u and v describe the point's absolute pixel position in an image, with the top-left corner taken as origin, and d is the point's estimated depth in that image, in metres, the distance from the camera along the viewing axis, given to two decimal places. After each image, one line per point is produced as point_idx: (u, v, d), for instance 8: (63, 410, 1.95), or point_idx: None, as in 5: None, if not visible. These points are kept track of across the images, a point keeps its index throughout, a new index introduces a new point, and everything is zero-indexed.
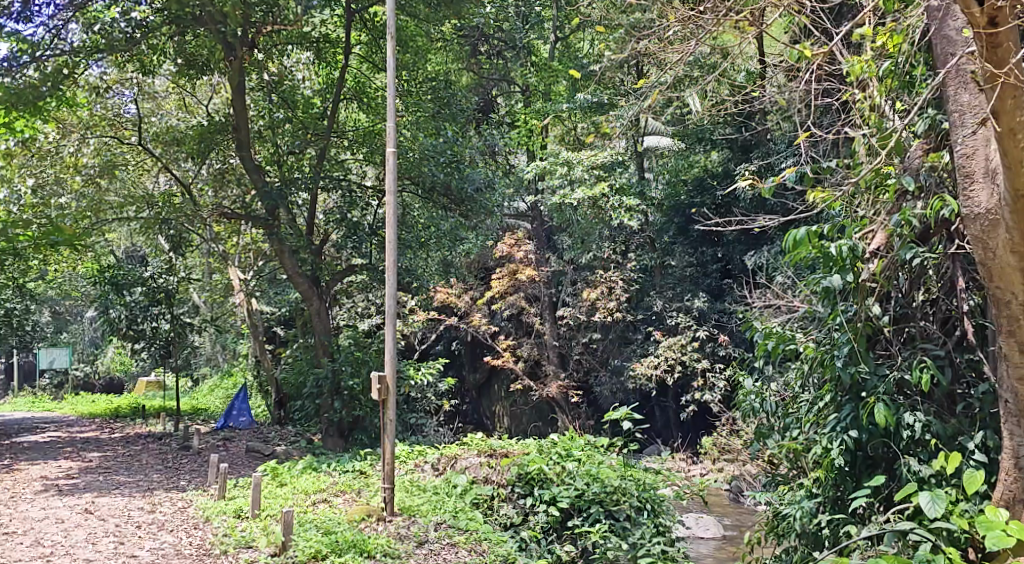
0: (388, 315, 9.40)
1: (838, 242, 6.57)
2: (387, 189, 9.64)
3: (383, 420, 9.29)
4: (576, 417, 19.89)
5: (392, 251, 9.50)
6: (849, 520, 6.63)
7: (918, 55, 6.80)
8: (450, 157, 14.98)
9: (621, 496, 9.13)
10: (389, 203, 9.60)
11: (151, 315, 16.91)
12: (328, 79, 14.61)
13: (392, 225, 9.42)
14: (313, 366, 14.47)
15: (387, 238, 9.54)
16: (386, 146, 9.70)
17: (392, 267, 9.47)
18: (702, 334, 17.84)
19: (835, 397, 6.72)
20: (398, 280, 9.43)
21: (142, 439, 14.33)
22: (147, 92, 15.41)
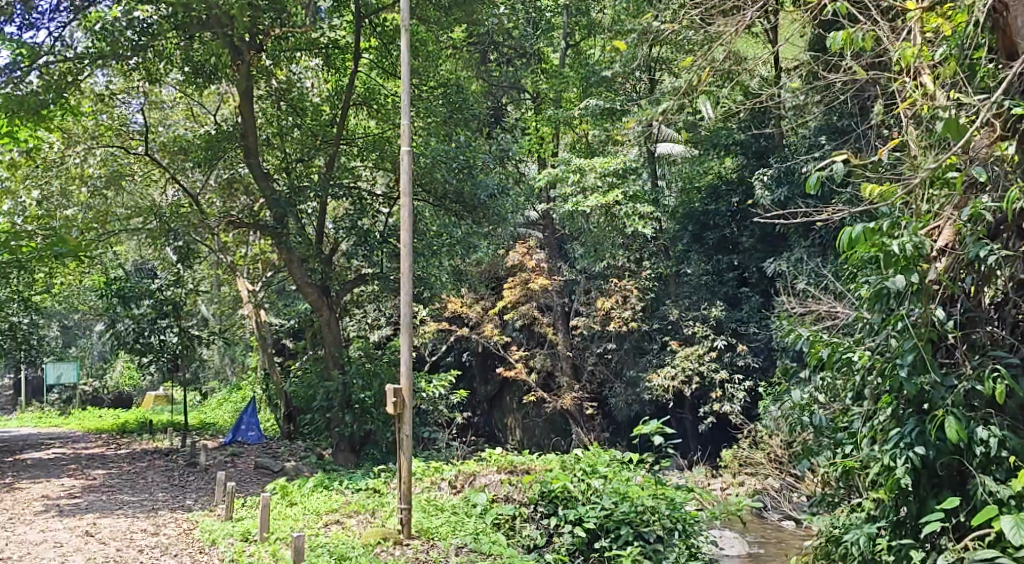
0: (405, 327, 9.06)
1: (902, 239, 6.17)
2: (402, 190, 9.26)
3: (399, 436, 8.88)
4: (591, 429, 19.59)
5: (406, 256, 9.13)
6: (917, 546, 6.23)
7: (982, 37, 6.50)
8: (462, 163, 14.77)
9: (652, 516, 8.69)
10: (404, 206, 9.23)
11: (159, 328, 16.61)
12: (338, 86, 14.31)
13: (406, 229, 9.04)
14: (324, 379, 14.16)
15: (402, 241, 9.19)
16: (401, 145, 9.32)
17: (406, 274, 9.11)
18: (720, 344, 17.47)
19: (896, 410, 6.36)
20: (413, 286, 9.10)
21: (148, 456, 14.04)
22: (154, 101, 15.14)
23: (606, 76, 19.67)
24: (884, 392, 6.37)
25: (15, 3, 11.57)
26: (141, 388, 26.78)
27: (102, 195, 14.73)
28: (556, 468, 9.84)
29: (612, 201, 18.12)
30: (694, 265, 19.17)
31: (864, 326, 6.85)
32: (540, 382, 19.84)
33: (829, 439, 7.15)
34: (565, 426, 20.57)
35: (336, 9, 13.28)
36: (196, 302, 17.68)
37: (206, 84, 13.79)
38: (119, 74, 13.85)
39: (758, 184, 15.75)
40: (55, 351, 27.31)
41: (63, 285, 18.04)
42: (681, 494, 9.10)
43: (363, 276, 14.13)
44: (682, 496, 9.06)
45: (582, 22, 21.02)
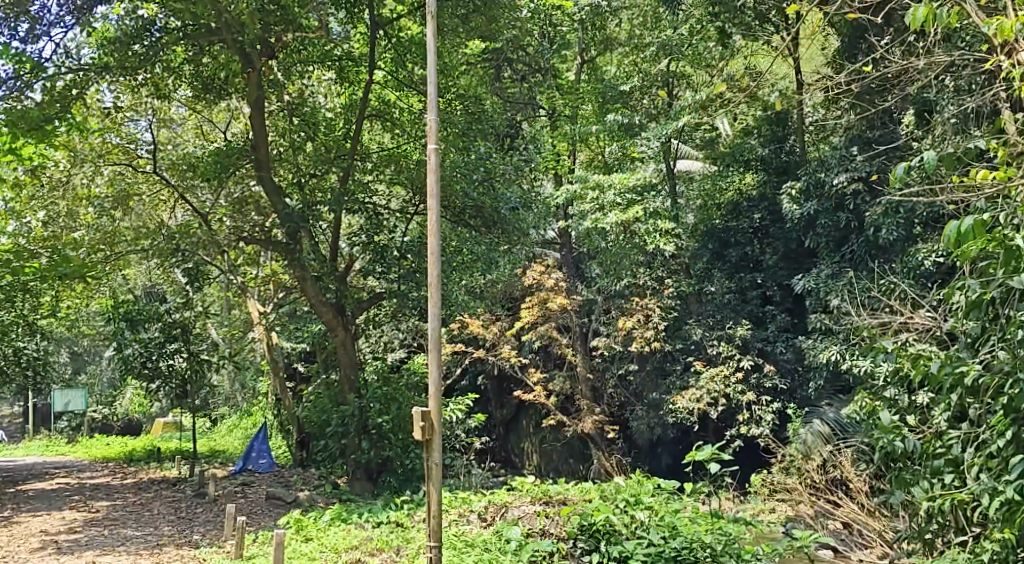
0: (433, 346, 8.41)
1: (1021, 234, 5.87)
2: (429, 194, 8.54)
3: (427, 465, 8.25)
4: (612, 454, 18.99)
5: (435, 267, 8.45)
6: None
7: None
8: (481, 176, 14.55)
9: (705, 553, 8.06)
10: (430, 210, 8.50)
11: (167, 353, 16.04)
12: (350, 99, 13.84)
13: (435, 239, 8.35)
14: (338, 404, 13.65)
15: (429, 250, 8.51)
16: (426, 140, 8.55)
17: (434, 287, 8.44)
18: (746, 364, 16.86)
19: (1016, 432, 5.92)
20: (443, 299, 8.43)
21: (155, 486, 13.50)
22: (163, 119, 14.70)
23: (624, 91, 19.30)
24: (1001, 413, 5.94)
25: (18, 15, 11.21)
26: (151, 415, 26.28)
27: (110, 216, 14.22)
28: (595, 499, 9.36)
29: (631, 217, 17.63)
30: (718, 283, 18.45)
31: (963, 338, 6.63)
32: (559, 405, 19.28)
33: (923, 466, 6.74)
34: (584, 451, 19.88)
35: (348, 20, 12.93)
36: (206, 326, 17.17)
37: (216, 101, 13.52)
38: (126, 90, 13.41)
39: (786, 197, 15.24)
40: (66, 378, 26.81)
41: (71, 309, 17.56)
42: (734, 526, 8.56)
43: (380, 295, 13.59)
44: (733, 529, 8.45)
45: (596, 38, 20.58)
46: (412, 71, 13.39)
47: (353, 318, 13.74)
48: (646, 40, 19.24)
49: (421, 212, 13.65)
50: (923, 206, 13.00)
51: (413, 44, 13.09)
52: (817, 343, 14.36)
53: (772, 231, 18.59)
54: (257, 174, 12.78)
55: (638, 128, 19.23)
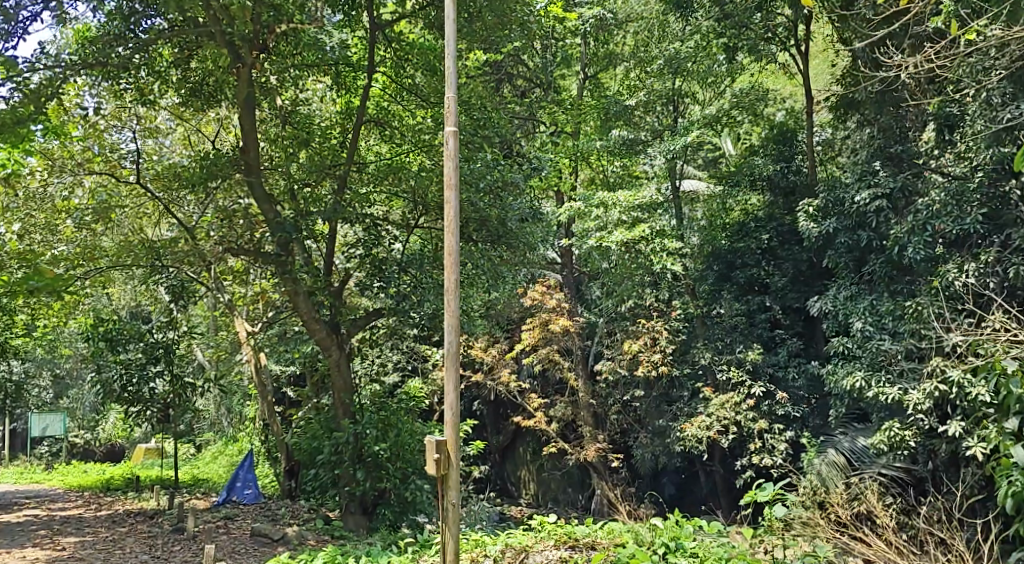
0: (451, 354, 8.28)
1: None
2: (448, 186, 8.52)
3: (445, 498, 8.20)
4: (615, 484, 18.21)
5: (453, 270, 8.40)
6: None
7: None
8: (489, 182, 13.99)
9: None
10: (450, 201, 8.50)
11: (148, 376, 15.17)
12: (346, 106, 13.14)
13: (455, 236, 8.31)
14: (331, 431, 12.83)
15: (448, 246, 8.49)
16: (447, 125, 8.62)
17: (452, 290, 8.36)
18: (758, 392, 16.18)
19: None
20: (463, 302, 8.37)
21: (131, 519, 12.62)
22: (149, 128, 13.92)
23: (629, 107, 18.70)
24: None
25: None
26: (135, 440, 25.44)
27: (91, 229, 13.30)
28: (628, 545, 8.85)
29: (637, 236, 16.93)
30: (727, 305, 17.68)
31: None
32: (560, 432, 18.52)
33: None
34: (583, 480, 19.12)
35: (347, 23, 12.35)
36: (190, 348, 16.31)
37: (205, 109, 12.77)
38: (110, 96, 12.55)
39: (801, 215, 14.63)
40: (46, 402, 25.79)
41: (50, 329, 16.71)
42: None
43: (379, 311, 12.87)
44: None
45: (599, 53, 19.89)
46: (411, 76, 12.71)
47: (348, 337, 13.00)
48: (653, 53, 18.54)
49: (422, 224, 12.91)
50: (951, 225, 12.62)
51: (416, 48, 12.48)
52: (836, 368, 13.59)
53: (781, 252, 17.84)
54: (246, 180, 12.06)
55: (643, 145, 18.59)
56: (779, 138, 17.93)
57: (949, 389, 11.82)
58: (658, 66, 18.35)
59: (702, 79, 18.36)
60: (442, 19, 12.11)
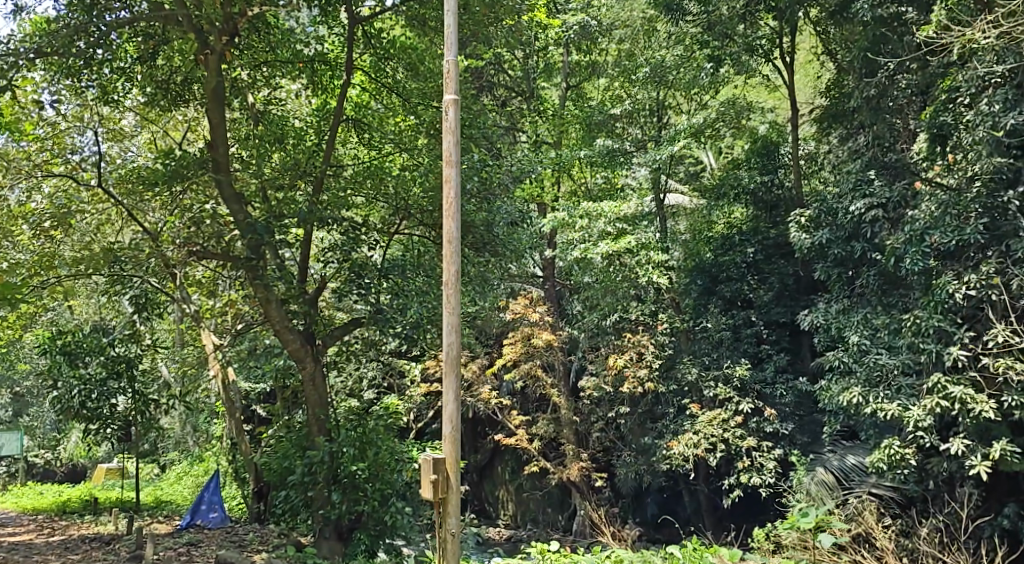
0: (451, 357, 8.32)
1: None
2: (447, 162, 8.55)
3: (451, 496, 8.23)
4: (598, 504, 17.61)
5: (453, 261, 8.41)
6: None
7: None
8: (475, 184, 13.46)
9: None
10: (449, 178, 8.50)
11: (109, 392, 14.36)
12: (323, 105, 12.56)
13: (454, 220, 8.35)
14: (302, 450, 12.15)
15: (447, 232, 8.50)
16: (446, 93, 8.58)
17: (450, 283, 8.39)
18: (746, 408, 15.67)
19: None
20: (463, 293, 8.39)
21: (86, 545, 11.83)
22: (113, 131, 13.18)
23: (613, 116, 18.24)
24: None
25: None
26: (95, 460, 24.62)
27: (48, 236, 12.49)
28: None
29: (623, 248, 16.42)
30: (714, 318, 17.13)
31: None
32: (541, 451, 17.95)
33: None
34: (563, 499, 18.49)
35: (323, 19, 11.84)
36: (155, 363, 15.54)
37: (172, 108, 12.09)
38: (70, 94, 11.81)
39: (794, 225, 14.10)
40: (4, 421, 24.85)
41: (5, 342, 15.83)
42: None
43: (355, 322, 12.23)
44: None
45: (582, 63, 19.49)
46: (392, 75, 12.28)
47: (323, 349, 12.36)
48: (637, 62, 18.05)
49: (403, 230, 12.34)
50: (949, 236, 11.93)
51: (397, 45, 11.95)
52: (831, 384, 13.08)
53: (767, 267, 17.39)
54: (211, 177, 11.37)
55: (626, 156, 18.11)
56: (765, 148, 17.48)
57: (950, 406, 11.22)
58: (642, 75, 17.94)
59: (686, 89, 17.96)
60: (427, 14, 11.58)
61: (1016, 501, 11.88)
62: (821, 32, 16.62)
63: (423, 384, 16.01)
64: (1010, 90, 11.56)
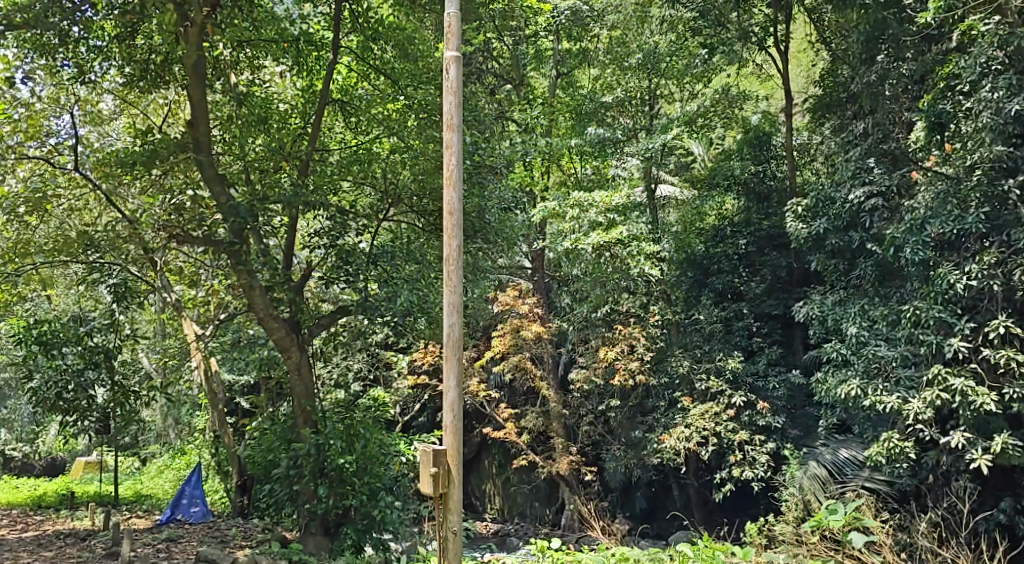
0: (452, 340, 8.10)
1: None
2: (449, 126, 8.26)
3: (454, 498, 7.99)
4: (587, 498, 17.37)
5: (456, 236, 8.19)
6: None
7: None
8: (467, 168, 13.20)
9: None
10: (452, 145, 8.21)
11: (87, 383, 13.96)
12: (309, 86, 12.24)
13: (456, 190, 8.10)
14: (287, 444, 11.82)
15: (448, 203, 8.25)
16: (449, 58, 8.28)
17: (452, 260, 8.17)
18: (739, 401, 15.40)
19: None
20: (465, 270, 8.16)
21: (61, 541, 11.46)
22: (92, 113, 12.79)
23: (604, 105, 17.95)
24: None
25: None
26: (75, 452, 24.24)
27: (23, 222, 12.11)
28: None
29: (614, 239, 16.13)
30: (706, 311, 16.87)
31: None
32: (530, 444, 17.67)
33: None
34: (551, 494, 18.23)
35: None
36: (135, 353, 15.16)
37: (151, 90, 11.72)
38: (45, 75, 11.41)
39: (790, 215, 13.79)
40: None
41: None
42: None
43: (342, 311, 11.92)
44: None
45: (573, 49, 19.01)
46: (381, 55, 11.97)
47: (309, 338, 12.04)
48: (629, 49, 17.77)
49: (392, 217, 12.07)
50: (951, 226, 11.64)
51: (384, 24, 11.62)
52: (827, 377, 12.85)
53: (759, 258, 17.14)
54: (194, 158, 11.12)
55: (617, 145, 17.84)
56: (759, 138, 17.23)
57: (951, 398, 10.98)
58: (634, 63, 17.67)
59: (678, 77, 17.69)
60: None
61: (1014, 496, 11.66)
62: (816, 20, 16.36)
63: (411, 376, 15.70)
64: (1013, 75, 11.20)
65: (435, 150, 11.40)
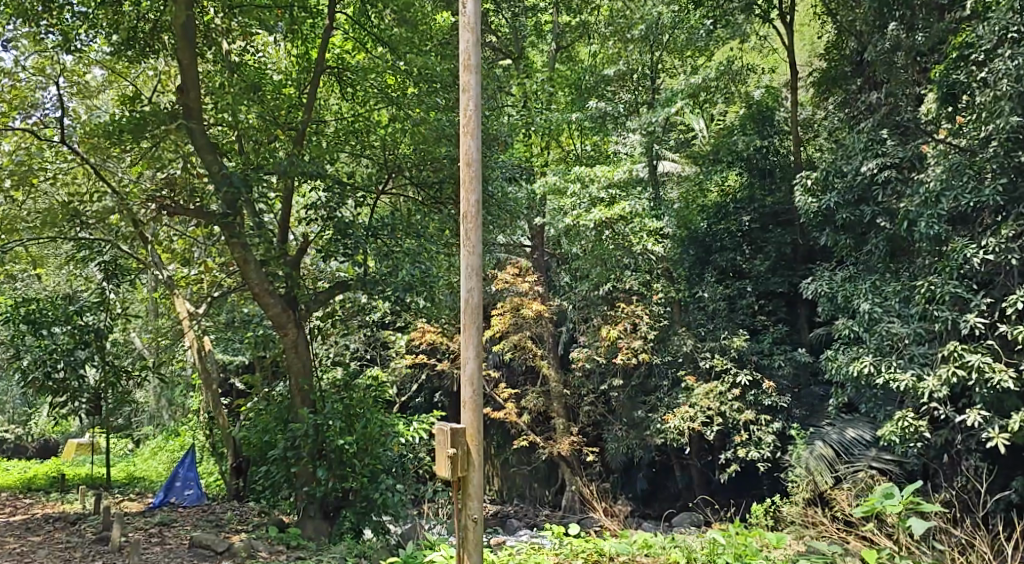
0: (472, 305, 7.90)
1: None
2: (466, 67, 8.06)
3: (477, 460, 7.82)
4: (589, 479, 17.14)
5: (473, 190, 7.95)
6: None
7: None
8: None
9: None
10: (470, 93, 8.01)
11: (77, 362, 13.58)
12: (304, 56, 11.92)
13: (475, 137, 7.91)
14: (283, 426, 11.52)
15: (465, 152, 8.04)
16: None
17: (471, 217, 7.93)
18: (743, 380, 15.12)
19: None
20: (485, 228, 7.94)
21: (50, 526, 11.15)
22: (79, 84, 12.37)
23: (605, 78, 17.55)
24: None
25: None
26: (68, 433, 23.96)
27: (10, 196, 11.75)
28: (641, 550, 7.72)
29: (615, 215, 15.78)
30: (709, 289, 16.55)
31: None
32: (530, 424, 17.40)
33: None
34: (551, 474, 17.98)
35: None
36: (126, 333, 14.80)
37: (139, 59, 11.35)
38: (30, 43, 11.00)
39: (799, 189, 13.46)
40: None
41: None
42: None
43: (340, 288, 11.62)
44: None
45: (573, 22, 18.48)
46: (378, 20, 11.61)
47: (306, 315, 11.72)
48: (632, 20, 17.39)
49: (392, 191, 11.81)
50: (967, 197, 11.36)
51: None
52: (836, 354, 12.57)
53: (764, 235, 16.82)
54: (183, 124, 10.73)
55: (617, 120, 17.47)
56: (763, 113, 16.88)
57: (967, 375, 10.73)
58: (636, 35, 17.25)
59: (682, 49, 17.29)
60: None
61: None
62: None
63: (409, 356, 15.42)
64: None
65: (436, 118, 11.16)
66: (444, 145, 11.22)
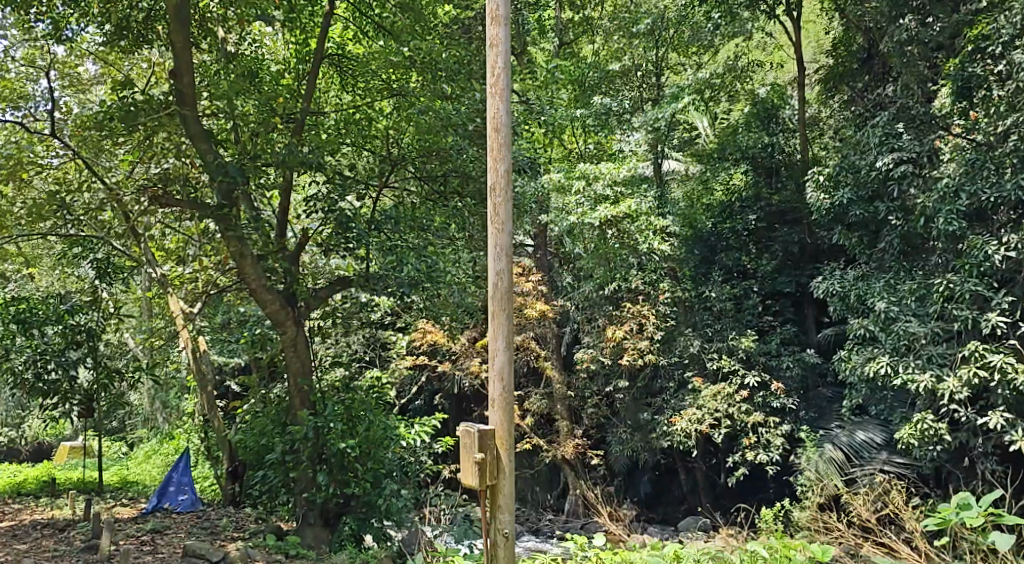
0: (499, 286, 7.80)
1: None
2: (494, 22, 8.02)
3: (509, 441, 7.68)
4: (593, 482, 16.82)
5: (501, 159, 7.89)
6: None
7: None
8: None
9: None
10: (498, 56, 7.97)
11: (69, 362, 13.04)
12: (305, 45, 11.62)
13: (504, 97, 7.86)
14: (281, 430, 11.17)
15: (494, 115, 7.96)
16: None
17: (500, 188, 7.86)
18: (752, 381, 14.80)
19: None
20: (513, 201, 7.86)
21: (38, 533, 10.76)
22: (70, 75, 12.01)
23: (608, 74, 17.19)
24: None
25: None
26: (60, 436, 23.49)
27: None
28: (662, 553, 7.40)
29: (621, 213, 15.42)
30: (716, 288, 16.16)
31: None
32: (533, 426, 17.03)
33: None
34: (553, 478, 17.62)
35: None
36: (119, 333, 14.40)
37: (132, 49, 11.00)
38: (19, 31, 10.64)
39: (810, 184, 13.10)
40: None
41: None
42: None
43: (339, 285, 11.28)
44: None
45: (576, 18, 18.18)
46: (382, 8, 11.36)
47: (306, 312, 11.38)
48: (636, 15, 17.04)
49: (394, 184, 11.54)
50: (990, 193, 11.11)
51: None
52: (848, 354, 12.24)
53: (771, 234, 16.48)
54: (178, 114, 10.35)
55: (621, 117, 17.11)
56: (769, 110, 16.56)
57: (990, 376, 10.57)
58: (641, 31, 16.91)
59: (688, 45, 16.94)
60: None
61: None
62: None
63: (409, 358, 15.05)
64: None
65: (443, 107, 10.88)
66: (451, 134, 10.93)
